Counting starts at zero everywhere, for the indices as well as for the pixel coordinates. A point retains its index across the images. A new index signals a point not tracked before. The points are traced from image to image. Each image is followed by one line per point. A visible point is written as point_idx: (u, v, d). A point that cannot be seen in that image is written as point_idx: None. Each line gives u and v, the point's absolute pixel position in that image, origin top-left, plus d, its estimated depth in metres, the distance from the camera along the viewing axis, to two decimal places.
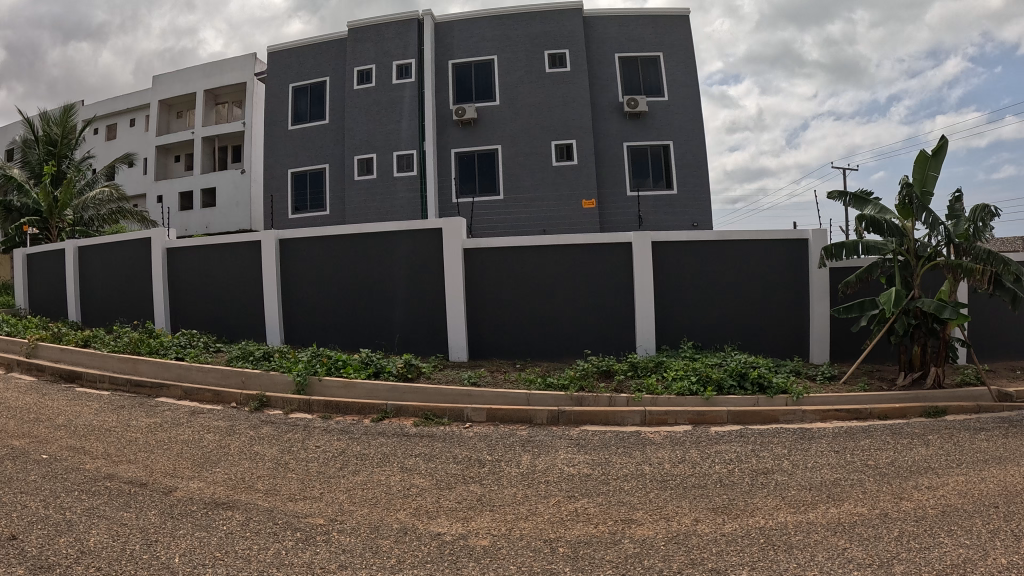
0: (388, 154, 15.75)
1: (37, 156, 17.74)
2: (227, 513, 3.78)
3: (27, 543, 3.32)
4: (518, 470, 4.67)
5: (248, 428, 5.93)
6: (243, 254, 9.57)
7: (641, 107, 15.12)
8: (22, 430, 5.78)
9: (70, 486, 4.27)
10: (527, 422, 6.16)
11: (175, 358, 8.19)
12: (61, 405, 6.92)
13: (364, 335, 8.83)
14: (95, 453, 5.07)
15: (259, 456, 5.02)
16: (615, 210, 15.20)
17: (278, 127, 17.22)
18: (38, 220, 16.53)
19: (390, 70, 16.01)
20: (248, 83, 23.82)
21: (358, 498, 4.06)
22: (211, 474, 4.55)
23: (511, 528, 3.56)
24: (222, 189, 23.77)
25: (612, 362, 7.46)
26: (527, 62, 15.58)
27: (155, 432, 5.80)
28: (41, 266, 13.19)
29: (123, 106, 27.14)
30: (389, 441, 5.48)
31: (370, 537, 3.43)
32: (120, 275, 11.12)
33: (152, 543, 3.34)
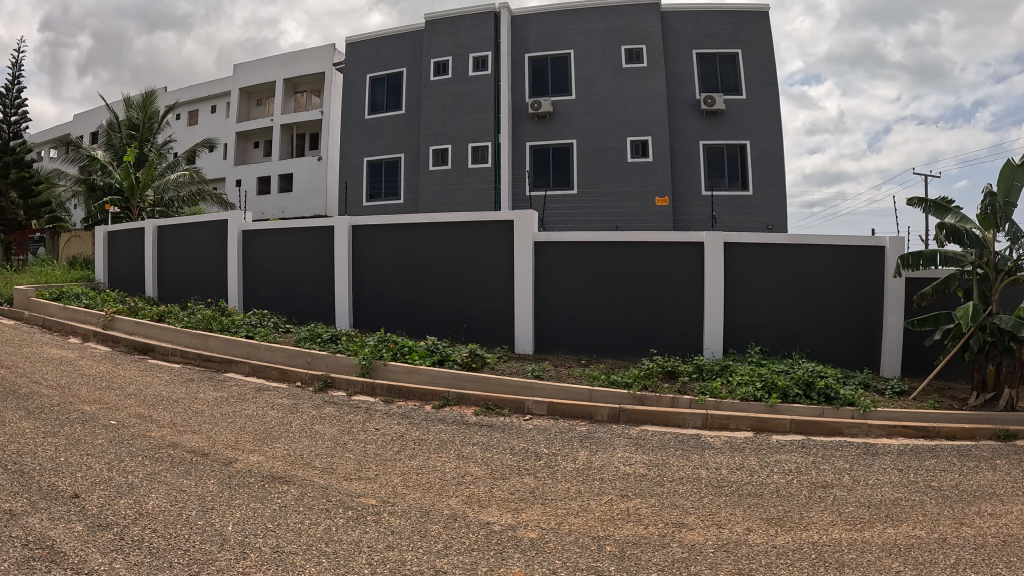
0: (463, 146, 15.83)
1: (121, 137, 18.33)
2: (283, 487, 3.84)
3: (90, 502, 3.44)
4: (575, 465, 4.63)
5: (311, 407, 6.03)
6: (316, 238, 9.74)
7: (718, 105, 14.85)
8: (94, 396, 5.99)
9: (135, 451, 4.39)
10: (586, 418, 6.12)
11: (243, 336, 8.39)
12: (134, 374, 7.15)
13: (431, 323, 8.90)
14: (161, 422, 5.21)
15: (319, 434, 5.10)
16: (688, 210, 15.04)
17: (354, 116, 17.46)
18: (121, 200, 17.08)
19: (465, 62, 16.05)
20: (327, 72, 24.21)
21: (412, 481, 4.08)
22: (271, 449, 4.63)
23: (560, 523, 3.53)
24: (299, 175, 24.25)
25: (677, 362, 7.35)
26: (603, 57, 15.49)
27: (220, 405, 5.95)
28: (122, 242, 13.66)
29: (206, 93, 27.86)
30: (448, 429, 5.50)
31: (420, 521, 3.44)
32: (196, 256, 11.43)
33: (208, 511, 3.41)
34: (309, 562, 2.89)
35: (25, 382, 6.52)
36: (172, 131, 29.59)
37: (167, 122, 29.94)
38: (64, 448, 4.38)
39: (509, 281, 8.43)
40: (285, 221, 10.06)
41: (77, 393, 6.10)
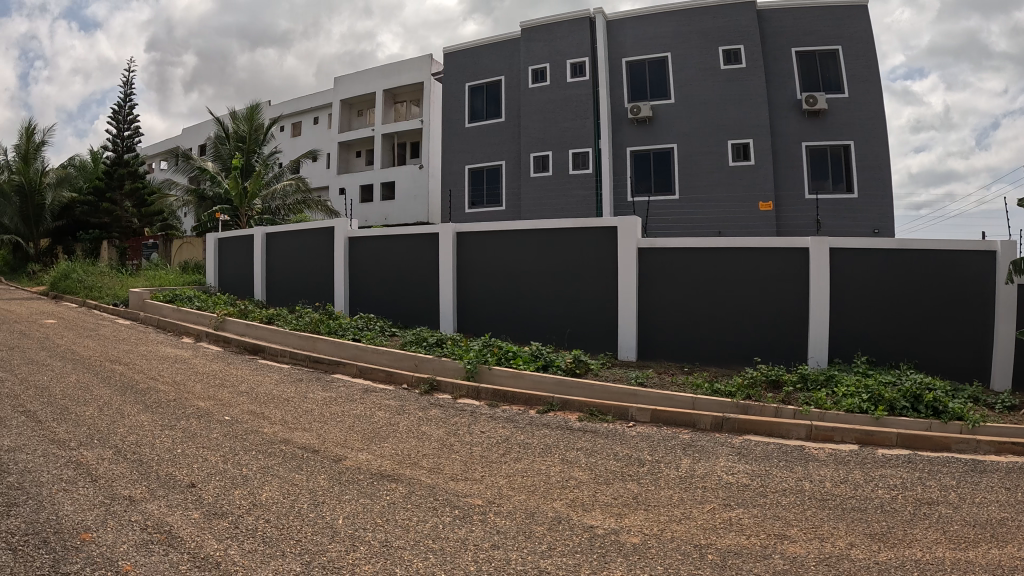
0: (564, 152, 15.97)
1: (228, 149, 19.23)
2: (391, 485, 3.91)
3: (205, 491, 3.65)
4: (678, 472, 4.58)
5: (417, 408, 6.14)
6: (420, 244, 9.95)
7: (820, 104, 14.48)
8: (208, 392, 6.27)
9: (249, 445, 4.58)
10: (689, 426, 6.03)
11: (349, 338, 8.60)
12: (245, 373, 7.42)
13: (535, 329, 8.96)
14: (273, 419, 5.39)
15: (425, 435, 5.18)
16: (792, 214, 14.70)
17: (456, 125, 17.93)
18: (230, 209, 17.67)
19: (564, 68, 16.23)
20: (425, 82, 24.60)
21: (517, 484, 4.10)
22: (379, 448, 4.73)
23: (663, 530, 3.49)
24: (401, 183, 24.73)
25: (781, 371, 7.18)
26: (700, 58, 15.32)
27: (328, 404, 6.12)
28: (231, 247, 14.22)
29: (308, 106, 28.79)
30: (552, 433, 5.51)
31: (525, 522, 3.46)
32: (303, 261, 11.80)
33: (319, 504, 3.51)
34: (416, 556, 2.94)
35: (144, 378, 6.90)
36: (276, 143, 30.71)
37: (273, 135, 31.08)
38: (182, 440, 4.66)
39: (610, 287, 8.42)
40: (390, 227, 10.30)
41: (191, 389, 6.40)
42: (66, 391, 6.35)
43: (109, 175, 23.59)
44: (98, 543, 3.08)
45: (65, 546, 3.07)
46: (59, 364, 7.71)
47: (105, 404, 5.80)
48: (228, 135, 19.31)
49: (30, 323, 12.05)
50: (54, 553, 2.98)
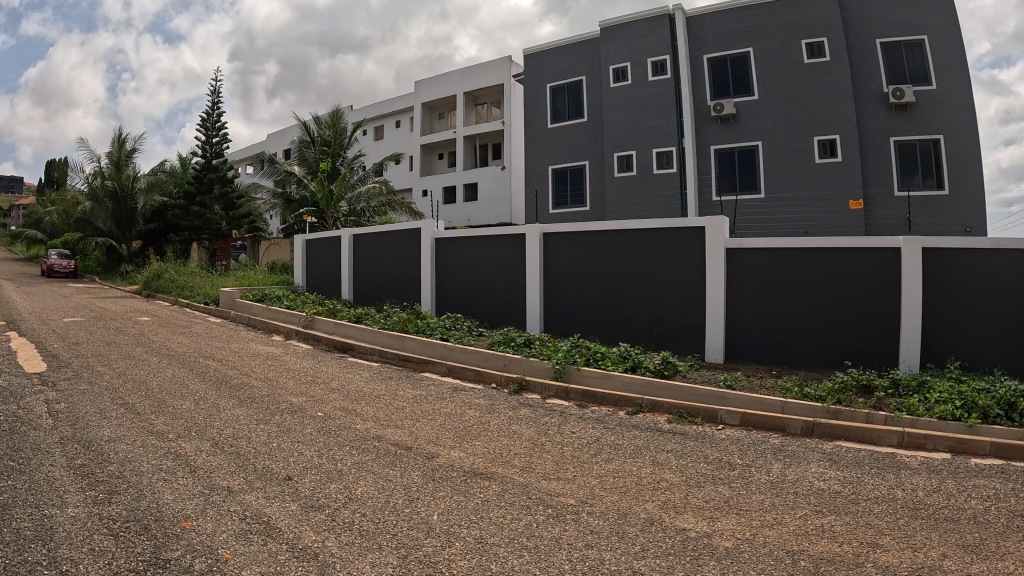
0: (648, 151, 16.48)
1: (313, 155, 19.88)
2: (485, 483, 3.96)
3: (302, 484, 3.88)
4: (769, 477, 4.51)
5: (508, 408, 6.18)
6: (507, 246, 10.14)
7: (907, 97, 14.09)
8: (301, 389, 6.55)
9: (343, 441, 4.77)
10: (780, 430, 5.95)
11: (438, 339, 8.69)
12: (336, 370, 7.65)
13: (622, 330, 8.97)
14: (365, 415, 5.57)
15: (517, 435, 5.21)
16: (884, 213, 14.41)
17: (539, 125, 19.03)
18: (316, 211, 18.18)
19: (645, 67, 16.69)
20: (505, 84, 24.82)
21: (609, 485, 4.11)
22: (471, 446, 4.78)
23: (756, 534, 3.46)
24: (483, 184, 25.28)
25: (872, 376, 7.01)
26: (783, 53, 15.29)
27: (419, 403, 6.18)
28: (319, 249, 14.57)
29: (390, 109, 29.56)
30: (642, 435, 5.51)
31: (619, 523, 3.46)
32: (392, 264, 12.14)
33: (414, 500, 3.63)
34: (511, 554, 2.99)
35: (238, 375, 7.26)
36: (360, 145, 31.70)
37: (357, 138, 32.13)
38: (278, 435, 4.95)
39: (699, 288, 8.33)
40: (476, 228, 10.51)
41: (284, 386, 6.70)
42: (166, 388, 6.74)
43: (198, 180, 25.46)
44: (198, 531, 3.36)
45: (167, 534, 3.36)
46: (159, 362, 8.16)
47: (203, 400, 6.12)
48: (313, 140, 20.00)
49: (130, 320, 12.69)
50: (155, 540, 3.30)
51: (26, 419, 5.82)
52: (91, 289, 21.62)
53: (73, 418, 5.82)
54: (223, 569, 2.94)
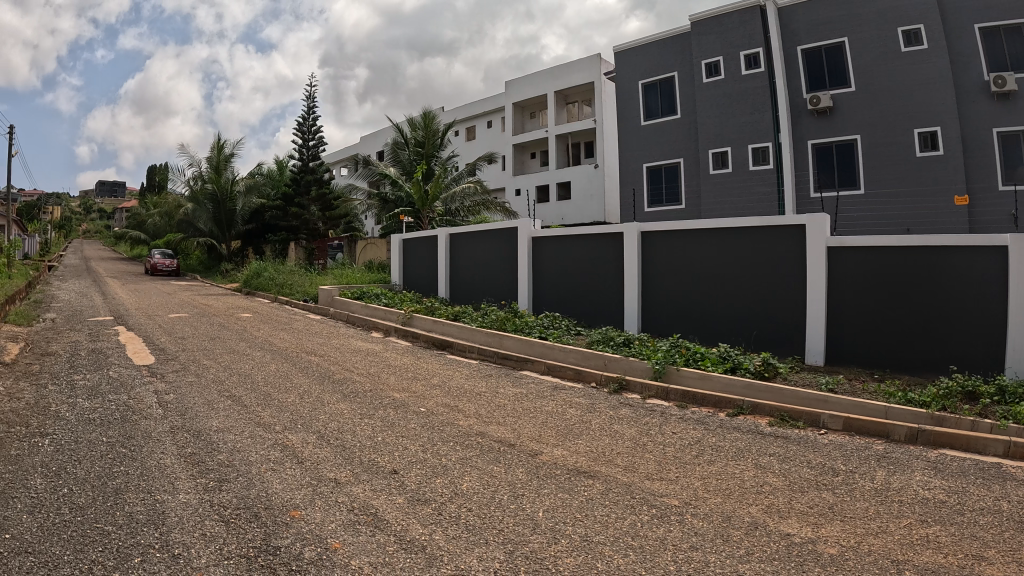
0: (744, 147, 16.52)
1: (408, 156, 20.76)
2: (588, 481, 4.36)
3: (408, 479, 4.24)
4: (874, 485, 4.43)
5: (608, 407, 6.69)
6: (604, 245, 10.50)
7: (1009, 86, 13.56)
8: (404, 385, 7.27)
9: (446, 436, 5.31)
10: (883, 437, 5.82)
11: (536, 336, 9.55)
12: (437, 368, 8.54)
13: (722, 330, 8.95)
14: (467, 411, 6.20)
15: (619, 434, 5.65)
16: (987, 208, 13.75)
17: (631, 122, 19.63)
18: (413, 211, 19.04)
19: (737, 60, 16.74)
20: (596, 82, 27.80)
21: (711, 486, 4.28)
22: (573, 444, 5.27)
23: (861, 542, 3.42)
24: (578, 182, 28.55)
25: (980, 382, 6.71)
26: (878, 42, 14.97)
27: (520, 401, 6.82)
28: (421, 246, 15.50)
29: (482, 111, 33.92)
30: (743, 437, 5.61)
31: (722, 525, 3.59)
32: (493, 263, 12.84)
33: (518, 497, 4.01)
34: (617, 553, 3.20)
35: (340, 370, 7.89)
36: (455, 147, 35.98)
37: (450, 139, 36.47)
38: (382, 430, 5.41)
39: (798, 286, 8.21)
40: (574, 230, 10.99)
41: (386, 380, 7.50)
42: (272, 381, 7.16)
43: (296, 183, 25.36)
44: (306, 521, 3.57)
45: (276, 521, 3.58)
46: (263, 357, 8.62)
47: (306, 395, 6.50)
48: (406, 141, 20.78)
49: (232, 316, 13.31)
50: (266, 527, 3.51)
51: (138, 407, 6.16)
52: (194, 286, 22.36)
53: (182, 408, 6.14)
54: (331, 557, 3.17)
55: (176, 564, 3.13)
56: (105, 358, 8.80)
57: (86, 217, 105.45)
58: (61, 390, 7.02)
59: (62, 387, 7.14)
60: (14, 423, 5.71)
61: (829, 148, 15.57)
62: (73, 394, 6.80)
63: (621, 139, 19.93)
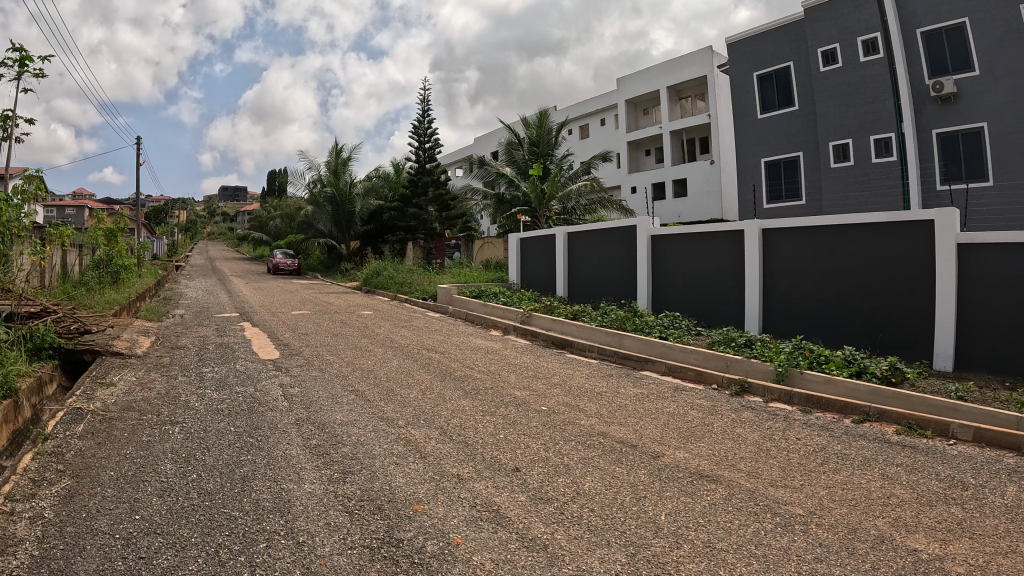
0: (866, 139, 16.39)
1: (523, 156, 21.34)
2: (712, 486, 4.36)
3: (529, 476, 4.38)
4: (1006, 501, 4.21)
5: (730, 411, 6.71)
6: (725, 243, 10.37)
7: None
8: (525, 383, 7.59)
9: (569, 436, 5.46)
10: (1016, 450, 5.44)
11: (656, 336, 9.69)
12: (557, 367, 8.88)
13: (846, 333, 8.67)
14: (587, 411, 6.40)
15: (742, 438, 5.65)
16: None
17: (749, 115, 19.51)
18: (530, 211, 19.37)
19: (855, 47, 16.51)
20: (708, 75, 27.30)
21: (838, 496, 4.18)
22: (695, 447, 5.32)
23: (990, 561, 3.27)
24: (694, 179, 28.26)
25: None
26: (1003, 21, 14.33)
27: (642, 401, 7.02)
28: (539, 243, 15.71)
29: (594, 109, 34.44)
30: (869, 445, 5.45)
31: (848, 537, 3.52)
32: (611, 261, 12.94)
33: (641, 498, 4.07)
34: (740, 561, 3.19)
35: (460, 368, 8.21)
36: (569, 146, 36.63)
37: (563, 138, 37.11)
38: (504, 427, 5.63)
39: (928, 284, 7.82)
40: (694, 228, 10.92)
41: (506, 378, 7.80)
42: (393, 377, 7.45)
43: (414, 184, 26.22)
44: (429, 515, 3.70)
45: (400, 514, 3.72)
46: (385, 353, 8.95)
47: (428, 392, 6.78)
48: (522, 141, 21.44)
49: (353, 313, 13.80)
50: (389, 519, 3.65)
51: (266, 399, 6.48)
52: (317, 284, 23.40)
53: (306, 401, 6.40)
54: (453, 552, 3.27)
55: (301, 550, 3.31)
56: (232, 351, 9.29)
57: (211, 220, 110.81)
58: (190, 381, 7.46)
59: (192, 379, 7.58)
60: (148, 412, 6.12)
61: (954, 136, 15.14)
62: (202, 386, 7.20)
63: (738, 134, 19.87)
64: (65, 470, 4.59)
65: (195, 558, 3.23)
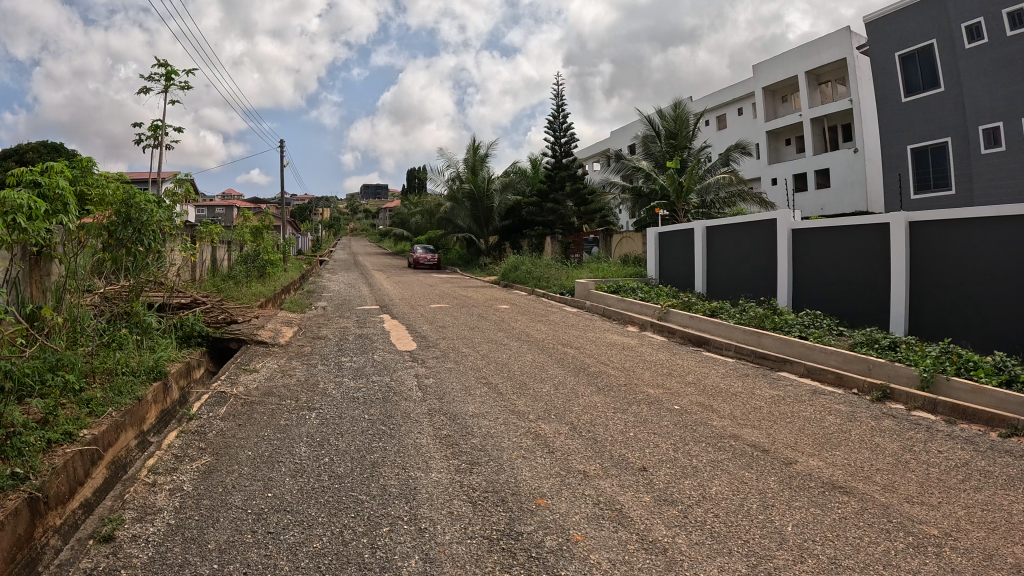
0: (1017, 121, 15.46)
1: (661, 149, 21.34)
2: (844, 498, 4.24)
3: (656, 477, 4.42)
4: None
5: (869, 418, 6.46)
6: (869, 237, 9.96)
7: None
8: (658, 380, 7.58)
9: (700, 437, 5.42)
10: None
11: (795, 336, 9.43)
12: (691, 364, 8.81)
13: (998, 336, 8.11)
14: (720, 412, 6.33)
15: (879, 448, 5.43)
16: None
17: (892, 99, 18.59)
18: (667, 204, 19.35)
19: (1001, 20, 15.68)
20: (848, 57, 26.16)
21: (976, 518, 3.98)
22: (830, 455, 5.16)
23: None
24: (837, 168, 27.12)
25: None
26: None
27: (779, 403, 6.88)
28: (677, 238, 15.58)
29: (731, 98, 33.78)
30: (1019, 462, 5.14)
31: (984, 564, 3.35)
32: (751, 256, 12.68)
33: (768, 507, 4.01)
34: None
35: (594, 364, 8.29)
36: (706, 137, 36.10)
37: (700, 128, 36.61)
38: (634, 425, 5.68)
39: (1004, 278, 8.08)
40: (839, 220, 10.51)
41: (640, 375, 7.82)
42: (526, 372, 7.62)
43: (551, 179, 26.21)
44: (550, 510, 3.81)
45: (523, 508, 3.85)
46: (519, 348, 9.15)
47: (561, 387, 6.91)
48: (660, 134, 21.43)
49: (489, 307, 14.12)
50: (512, 512, 3.79)
51: (400, 388, 6.76)
52: (454, 278, 24.06)
53: (440, 392, 6.62)
54: (572, 548, 3.36)
55: (421, 536, 3.47)
56: (371, 342, 9.72)
57: (353, 216, 115.34)
58: (329, 369, 7.85)
59: (331, 367, 7.99)
60: (288, 397, 6.50)
61: None
62: (341, 374, 7.57)
63: (882, 119, 19.04)
64: (206, 447, 4.98)
65: (319, 537, 3.46)
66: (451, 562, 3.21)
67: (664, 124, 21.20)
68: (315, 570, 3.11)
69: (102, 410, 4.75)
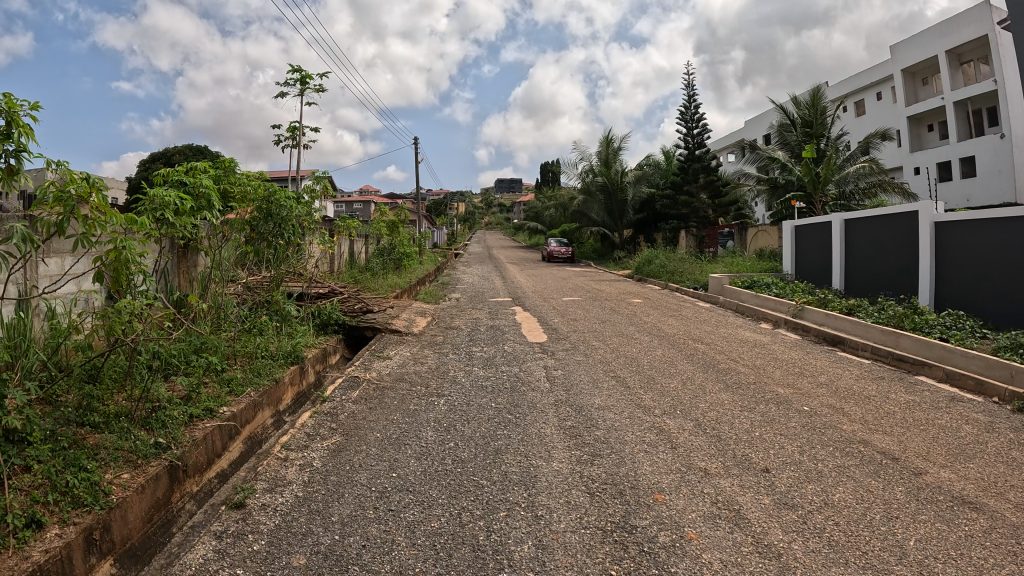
0: None
1: (796, 138, 20.82)
2: (972, 514, 4.16)
3: (778, 479, 4.47)
4: None
5: (1008, 428, 6.21)
6: (1016, 231, 9.46)
7: None
8: (788, 380, 7.52)
9: (828, 440, 5.40)
10: None
11: (936, 337, 9.09)
12: (824, 364, 8.67)
13: None
14: (851, 415, 6.26)
15: (1016, 462, 5.25)
16: None
17: None
18: (804, 196, 18.96)
19: None
20: (989, 34, 24.66)
21: None
22: (963, 467, 5.03)
23: None
24: (983, 156, 25.61)
25: None
26: None
27: (914, 409, 6.71)
28: (814, 231, 15.19)
29: (869, 82, 32.41)
30: None
31: None
32: (890, 251, 12.26)
33: (892, 518, 4.00)
34: None
35: (724, 360, 8.31)
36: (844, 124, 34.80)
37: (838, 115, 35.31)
38: (761, 425, 5.71)
39: None
40: (987, 212, 9.98)
41: (770, 373, 7.77)
42: (655, 366, 7.74)
43: (684, 171, 26.03)
44: (667, 506, 3.96)
45: (640, 501, 4.02)
46: (649, 342, 9.25)
47: (688, 383, 6.99)
48: (795, 123, 20.86)
49: (621, 301, 14.22)
50: (629, 505, 3.96)
51: (529, 379, 7.04)
52: (585, 272, 24.29)
53: (567, 383, 6.86)
54: (684, 546, 3.49)
55: (537, 523, 3.70)
56: (503, 333, 10.06)
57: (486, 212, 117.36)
58: (459, 358, 8.23)
59: (462, 356, 8.35)
60: (418, 383, 6.90)
61: None
62: (471, 363, 7.91)
63: None
64: (336, 428, 5.39)
65: (438, 517, 3.75)
66: (563, 550, 3.41)
67: (799, 113, 20.62)
68: (429, 547, 3.39)
69: (242, 389, 5.23)
